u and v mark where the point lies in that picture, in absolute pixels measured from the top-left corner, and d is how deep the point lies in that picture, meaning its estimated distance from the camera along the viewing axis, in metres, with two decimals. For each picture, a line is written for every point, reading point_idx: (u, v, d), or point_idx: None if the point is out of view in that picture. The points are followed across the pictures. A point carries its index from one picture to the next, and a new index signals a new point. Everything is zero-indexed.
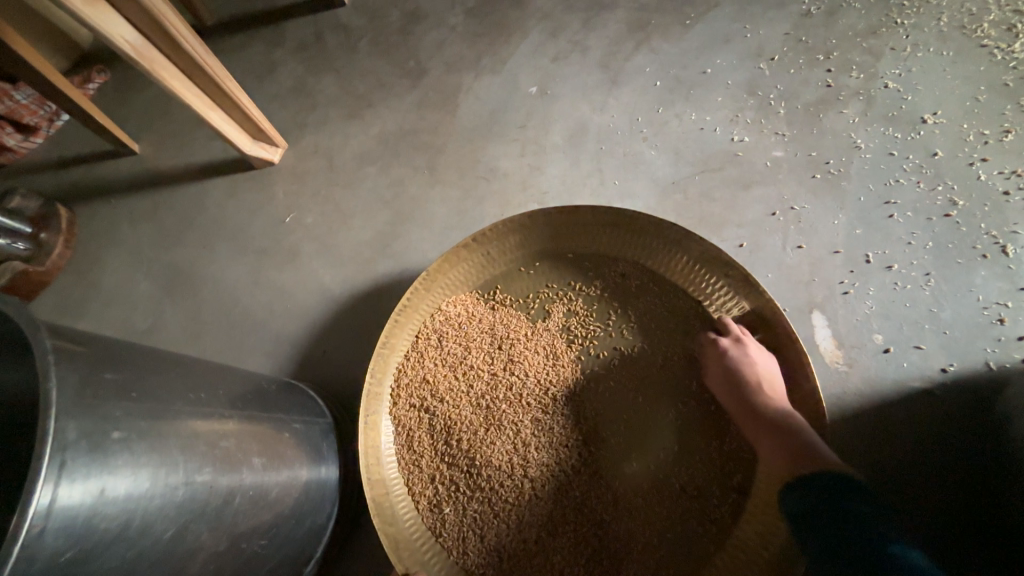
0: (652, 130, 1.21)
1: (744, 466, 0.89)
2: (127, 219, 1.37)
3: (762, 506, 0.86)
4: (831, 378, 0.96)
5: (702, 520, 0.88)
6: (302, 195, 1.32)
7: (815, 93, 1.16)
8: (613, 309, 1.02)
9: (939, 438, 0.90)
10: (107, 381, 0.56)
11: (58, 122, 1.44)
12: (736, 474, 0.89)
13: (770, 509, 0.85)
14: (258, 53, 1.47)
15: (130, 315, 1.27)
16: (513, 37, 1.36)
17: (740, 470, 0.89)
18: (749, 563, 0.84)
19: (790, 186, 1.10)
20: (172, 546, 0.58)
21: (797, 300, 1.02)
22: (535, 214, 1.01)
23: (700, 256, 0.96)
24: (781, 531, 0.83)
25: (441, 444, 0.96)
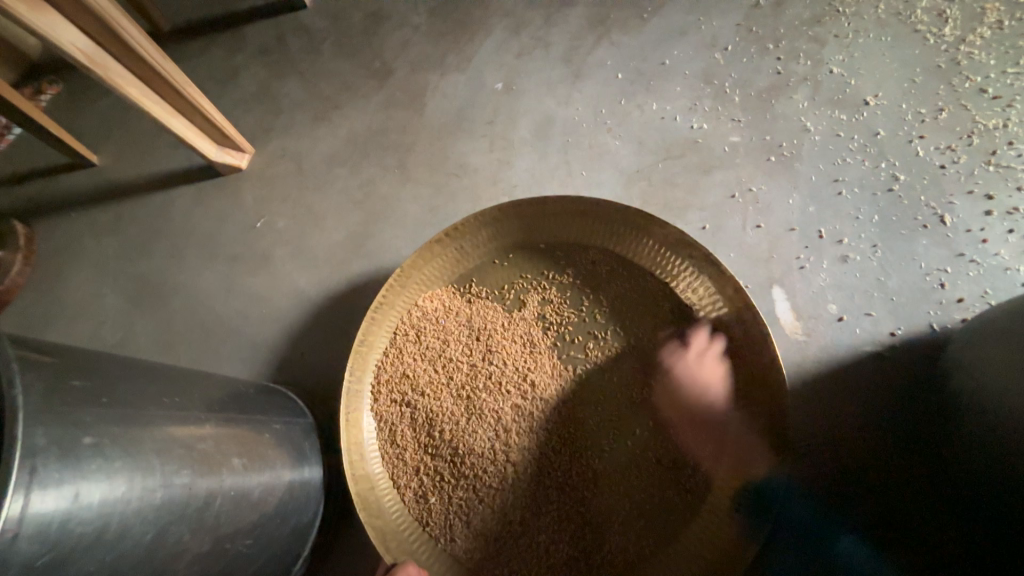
0: (616, 121, 1.25)
1: (715, 436, 0.93)
2: (88, 233, 1.33)
3: (733, 471, 0.91)
4: (791, 348, 1.02)
5: (678, 490, 0.92)
6: (272, 199, 1.31)
7: (767, 80, 1.22)
8: (585, 295, 1.05)
9: (876, 432, 0.95)
10: (76, 388, 0.56)
11: (8, 136, 1.41)
12: (708, 445, 0.93)
13: (740, 472, 0.90)
14: (219, 58, 1.45)
15: (98, 330, 1.24)
16: (477, 35, 1.38)
17: (712, 439, 0.93)
18: (724, 527, 0.88)
19: (747, 169, 1.15)
20: (153, 548, 0.58)
21: (758, 276, 1.07)
22: (505, 208, 1.04)
23: (664, 239, 1.00)
24: (751, 494, 0.87)
25: (424, 436, 0.97)
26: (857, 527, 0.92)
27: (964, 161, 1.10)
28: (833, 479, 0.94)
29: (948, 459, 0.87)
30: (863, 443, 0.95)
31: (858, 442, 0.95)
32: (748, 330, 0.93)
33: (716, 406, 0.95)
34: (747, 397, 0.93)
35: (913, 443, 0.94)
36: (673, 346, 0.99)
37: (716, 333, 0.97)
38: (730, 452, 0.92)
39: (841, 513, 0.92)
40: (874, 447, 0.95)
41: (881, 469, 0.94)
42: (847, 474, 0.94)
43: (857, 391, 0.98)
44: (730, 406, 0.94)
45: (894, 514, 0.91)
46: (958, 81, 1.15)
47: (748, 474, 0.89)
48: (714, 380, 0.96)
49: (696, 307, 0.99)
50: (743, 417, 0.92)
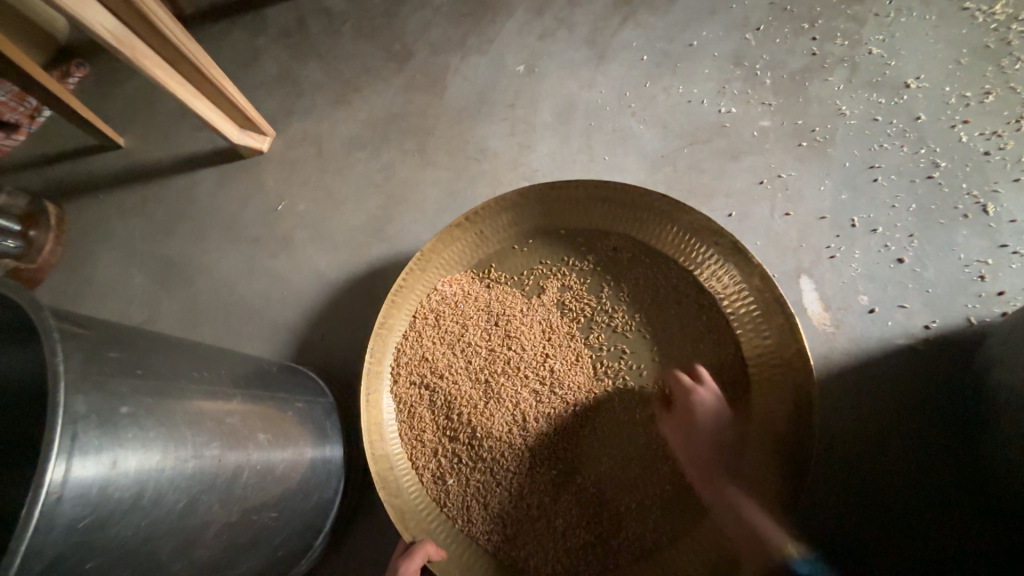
0: (640, 105, 1.21)
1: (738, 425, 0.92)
2: (116, 213, 1.36)
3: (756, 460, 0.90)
4: (819, 340, 0.99)
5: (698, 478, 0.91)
6: (293, 182, 1.32)
7: (801, 62, 1.17)
8: (605, 282, 1.04)
9: (909, 423, 0.93)
10: (112, 359, 0.57)
11: (39, 119, 1.43)
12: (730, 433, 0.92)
13: (764, 462, 0.89)
14: (241, 40, 1.45)
15: (126, 308, 1.28)
16: (499, 16, 1.35)
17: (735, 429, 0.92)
18: None
19: (777, 155, 1.11)
20: (185, 517, 0.59)
21: (786, 265, 1.04)
22: (526, 191, 1.02)
23: (689, 226, 0.97)
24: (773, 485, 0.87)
25: (442, 419, 0.98)
26: (894, 527, 0.89)
27: (1012, 147, 1.04)
28: (866, 476, 0.92)
29: (990, 451, 0.85)
30: (900, 438, 0.93)
31: (896, 437, 0.93)
32: (774, 321, 0.91)
33: (739, 396, 0.94)
34: (772, 387, 0.91)
35: (948, 435, 0.92)
36: (697, 334, 0.98)
37: (739, 323, 0.95)
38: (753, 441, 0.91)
39: (872, 509, 0.91)
40: (909, 445, 0.92)
41: (913, 461, 0.92)
42: (879, 473, 0.92)
43: (893, 387, 0.95)
44: (753, 397, 0.92)
45: (929, 512, 0.89)
46: (1007, 63, 1.09)
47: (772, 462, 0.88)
48: (736, 370, 0.94)
49: (720, 296, 0.97)
50: (766, 406, 0.91)
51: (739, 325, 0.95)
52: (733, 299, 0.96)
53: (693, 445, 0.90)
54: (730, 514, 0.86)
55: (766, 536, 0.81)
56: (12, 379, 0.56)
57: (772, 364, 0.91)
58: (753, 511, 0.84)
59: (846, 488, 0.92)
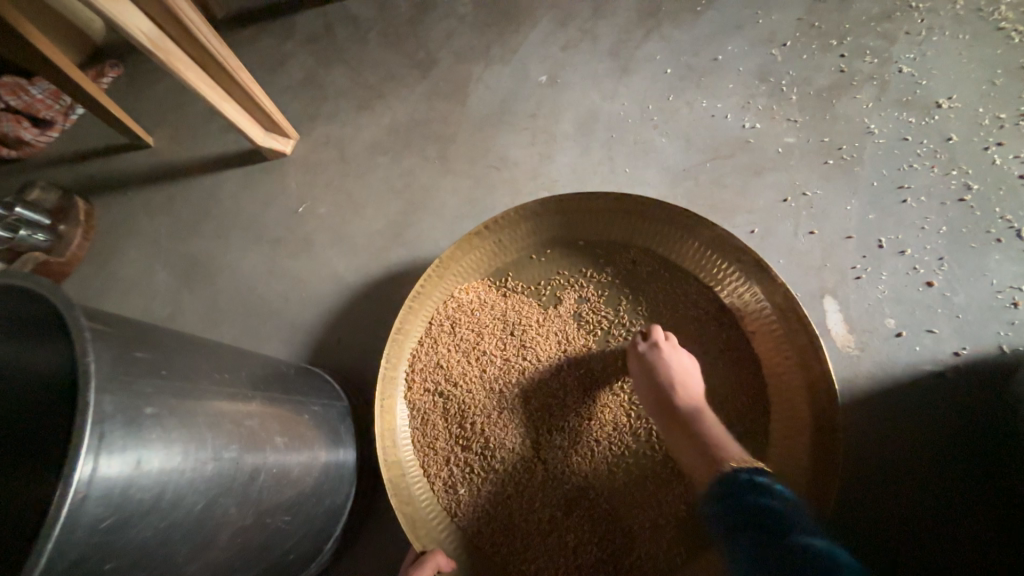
0: (663, 118, 1.21)
1: (756, 445, 0.91)
2: (143, 211, 1.39)
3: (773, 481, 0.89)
4: (843, 363, 0.96)
5: None
6: (315, 185, 1.34)
7: (828, 78, 1.16)
8: (624, 295, 1.03)
9: (936, 446, 0.90)
10: (139, 360, 0.58)
11: (72, 116, 1.46)
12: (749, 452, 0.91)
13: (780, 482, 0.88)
14: (269, 45, 1.48)
15: (148, 305, 1.30)
16: (523, 26, 1.37)
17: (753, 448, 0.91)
18: None
19: (802, 172, 1.10)
20: (203, 518, 0.60)
21: (810, 285, 1.02)
22: (548, 201, 1.02)
23: (710, 242, 0.97)
24: None
25: (455, 427, 0.97)
26: (921, 560, 0.86)
27: None
28: (890, 507, 0.89)
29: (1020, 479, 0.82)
30: (925, 462, 0.90)
31: (920, 461, 0.90)
32: (796, 341, 0.89)
33: (759, 417, 0.92)
34: (791, 407, 0.90)
35: (976, 460, 0.89)
36: (716, 351, 0.97)
37: (759, 342, 0.94)
38: (772, 462, 0.90)
39: (896, 533, 0.88)
40: (935, 476, 0.89)
41: (940, 485, 0.89)
42: (905, 504, 0.89)
43: (920, 416, 0.92)
44: (773, 416, 0.92)
45: (953, 539, 0.86)
46: None
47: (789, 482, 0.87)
48: (757, 390, 0.93)
49: (741, 313, 0.96)
50: (787, 426, 0.90)
51: (760, 343, 0.94)
52: (755, 316, 0.95)
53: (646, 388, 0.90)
54: (689, 447, 0.85)
55: (717, 454, 0.80)
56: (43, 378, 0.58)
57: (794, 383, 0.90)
58: (710, 436, 0.83)
59: (869, 518, 0.89)
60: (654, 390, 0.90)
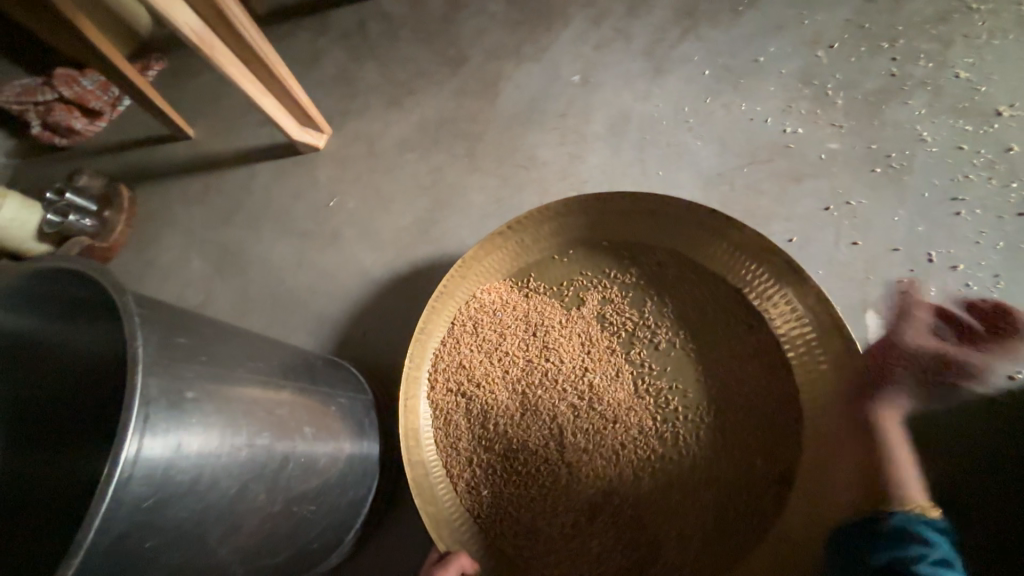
0: (698, 120, 1.18)
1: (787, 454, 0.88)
2: (181, 200, 1.44)
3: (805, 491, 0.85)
4: None
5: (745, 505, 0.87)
6: (345, 180, 1.36)
7: (877, 82, 1.11)
8: (648, 297, 1.01)
9: (979, 470, 0.87)
10: (180, 345, 0.60)
11: (119, 107, 1.53)
12: (781, 461, 0.88)
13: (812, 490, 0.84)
14: (305, 40, 1.51)
15: (183, 291, 1.35)
16: (556, 25, 1.35)
17: (784, 456, 0.88)
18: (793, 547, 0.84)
19: (845, 180, 1.05)
20: (235, 502, 0.61)
21: (850, 298, 0.98)
22: (572, 201, 1.01)
23: (739, 244, 0.94)
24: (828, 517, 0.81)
25: (478, 427, 0.97)
26: None
27: None
28: None
29: None
30: (966, 486, 0.87)
31: (962, 483, 0.87)
32: (830, 346, 0.86)
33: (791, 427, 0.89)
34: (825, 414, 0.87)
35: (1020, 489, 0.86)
36: (747, 354, 0.94)
37: (791, 345, 0.91)
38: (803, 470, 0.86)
39: None
40: (971, 502, 0.86)
41: (978, 512, 0.86)
42: (944, 531, 0.85)
43: (956, 437, 0.89)
44: (806, 424, 0.87)
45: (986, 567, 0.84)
46: None
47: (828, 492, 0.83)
48: (789, 399, 0.90)
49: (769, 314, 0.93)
50: (820, 434, 0.86)
51: (791, 346, 0.91)
52: (788, 323, 0.91)
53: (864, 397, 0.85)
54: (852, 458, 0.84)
55: (897, 490, 0.78)
56: (85, 353, 0.66)
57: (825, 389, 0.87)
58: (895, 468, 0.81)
59: None
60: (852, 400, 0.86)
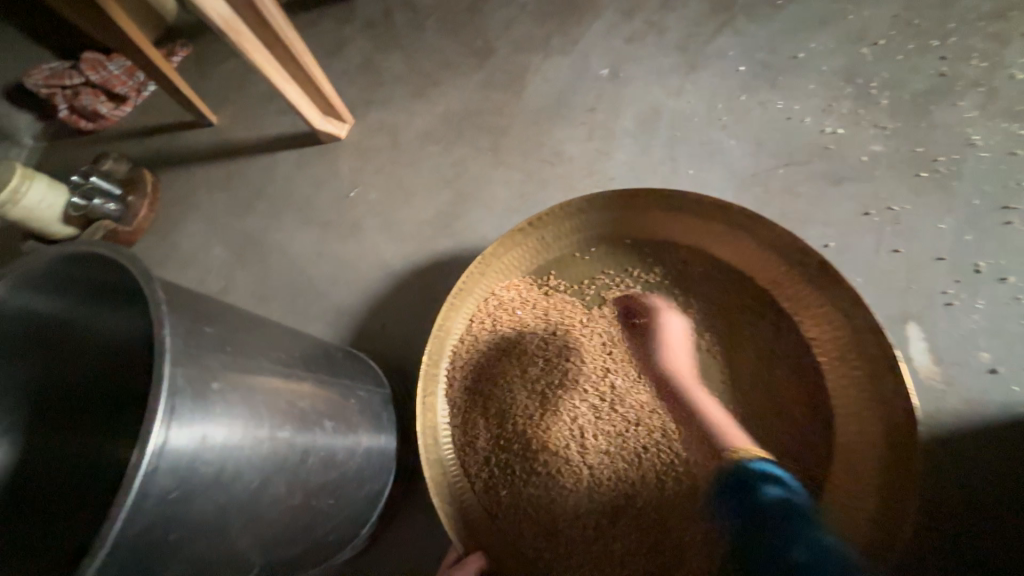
0: (732, 118, 1.14)
1: (818, 465, 0.84)
2: (203, 186, 1.44)
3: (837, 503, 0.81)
4: (926, 397, 0.88)
5: None
6: (367, 171, 1.35)
7: (926, 82, 1.06)
8: (672, 296, 0.98)
9: None
10: (206, 335, 0.59)
11: (144, 93, 1.54)
12: (810, 470, 0.84)
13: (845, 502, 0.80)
14: (329, 29, 1.49)
15: (204, 277, 1.35)
16: (586, 17, 1.32)
17: (814, 466, 0.84)
18: None
19: (888, 184, 1.01)
20: (257, 495, 0.60)
21: (891, 308, 0.93)
22: (595, 197, 0.98)
23: (768, 243, 0.91)
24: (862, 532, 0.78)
25: (496, 428, 0.96)
26: None
27: None
28: (973, 558, 0.80)
29: None
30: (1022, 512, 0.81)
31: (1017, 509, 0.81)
32: (868, 352, 0.81)
33: (819, 428, 0.85)
34: (859, 422, 0.82)
35: None
36: (776, 358, 0.90)
37: (822, 351, 0.87)
38: (835, 481, 0.82)
39: None
40: None
41: None
42: (988, 554, 0.80)
43: (1005, 455, 0.83)
44: (837, 431, 0.84)
45: None
46: None
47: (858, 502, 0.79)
48: (819, 404, 0.86)
49: (798, 316, 0.90)
50: (853, 444, 0.82)
51: (823, 351, 0.87)
52: (821, 327, 0.87)
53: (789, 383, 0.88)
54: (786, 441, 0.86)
55: (718, 439, 0.83)
56: (106, 338, 0.68)
57: (859, 396, 0.82)
58: (720, 416, 0.85)
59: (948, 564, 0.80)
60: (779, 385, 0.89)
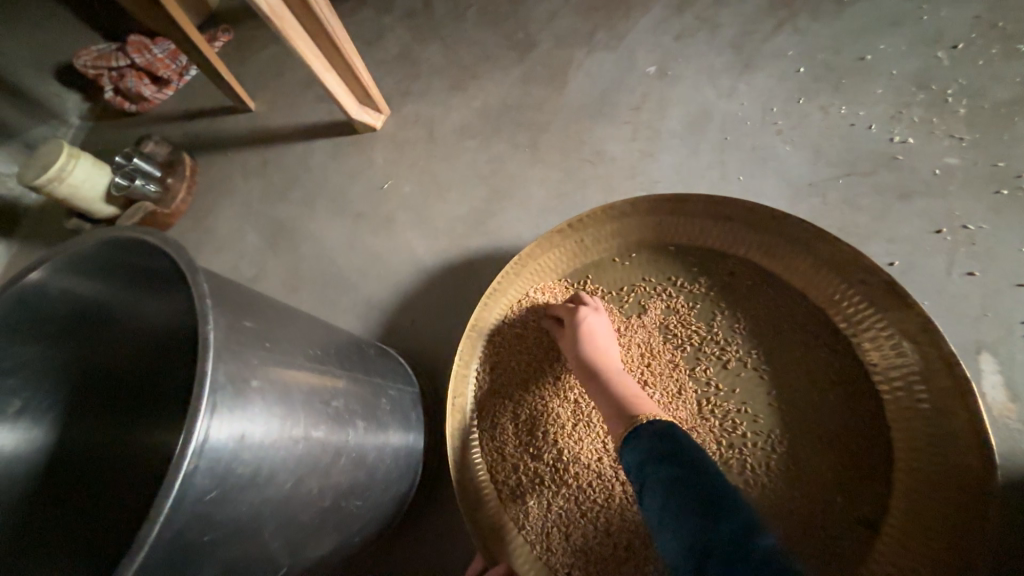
0: (789, 123, 1.07)
1: (873, 503, 0.78)
2: (240, 173, 1.45)
3: (894, 546, 0.75)
4: (998, 435, 0.81)
5: (823, 553, 0.77)
6: (402, 163, 1.33)
7: (1010, 91, 0.97)
8: (718, 309, 0.93)
9: None
10: (246, 329, 0.57)
11: (186, 77, 1.57)
12: (864, 507, 0.78)
13: (904, 546, 0.74)
14: (369, 18, 1.48)
15: (238, 263, 1.36)
16: (634, 11, 1.26)
17: (870, 502, 0.78)
18: None
19: (963, 201, 0.93)
20: (290, 496, 0.59)
21: (961, 336, 0.86)
22: (640, 201, 0.93)
23: (829, 259, 0.85)
24: None
25: (525, 434, 0.93)
26: None
27: None
28: None
29: None
30: None
31: None
32: (936, 384, 0.75)
33: (876, 462, 0.79)
34: (922, 458, 0.76)
35: None
36: (831, 382, 0.84)
37: (884, 379, 0.81)
38: (894, 523, 0.76)
39: None
40: None
41: None
42: None
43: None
44: (896, 467, 0.78)
45: None
46: None
47: (918, 547, 0.73)
48: (877, 434, 0.80)
49: (857, 340, 0.84)
50: (916, 485, 0.76)
51: (882, 376, 0.81)
52: (883, 352, 0.81)
53: (842, 406, 0.83)
54: (833, 467, 0.81)
55: (629, 405, 0.80)
56: (153, 325, 0.67)
57: (923, 432, 0.76)
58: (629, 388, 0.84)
59: None
60: (830, 406, 0.83)
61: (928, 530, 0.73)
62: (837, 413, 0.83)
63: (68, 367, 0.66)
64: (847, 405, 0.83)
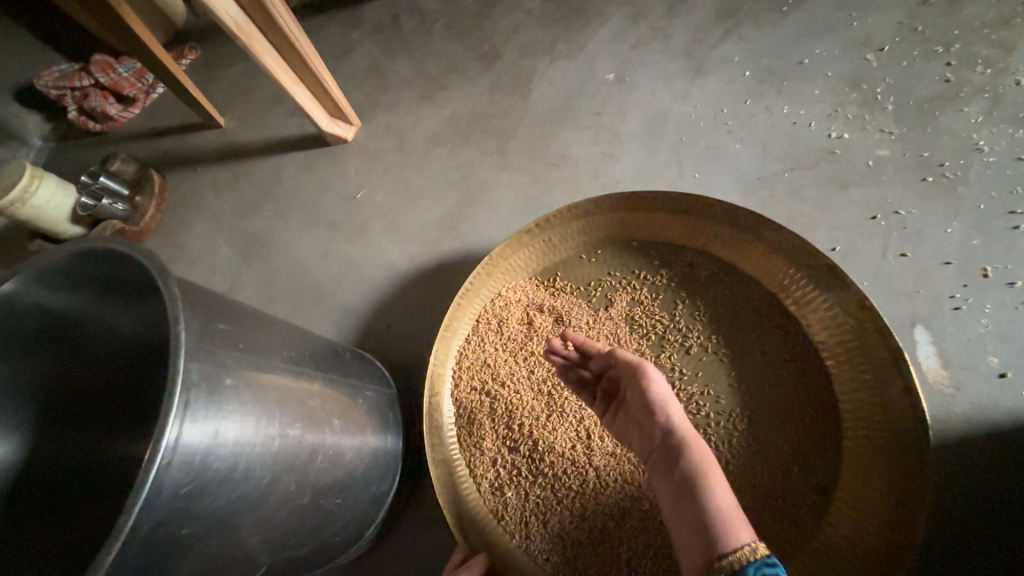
0: (738, 123, 1.14)
1: (826, 470, 0.83)
2: (211, 187, 1.45)
3: (846, 508, 0.80)
4: (935, 401, 0.88)
5: (782, 520, 0.82)
6: (374, 173, 1.35)
7: (931, 88, 1.06)
8: (679, 299, 0.98)
9: None
10: (220, 331, 0.59)
11: (152, 95, 1.54)
12: (818, 474, 0.83)
13: (854, 509, 0.79)
14: (337, 33, 1.51)
15: (210, 277, 1.35)
16: (592, 23, 1.33)
17: (823, 468, 0.83)
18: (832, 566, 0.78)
19: (895, 189, 1.01)
20: (267, 492, 0.60)
21: (897, 312, 0.94)
22: (602, 200, 0.98)
23: (778, 246, 0.91)
24: (870, 535, 0.77)
25: (502, 428, 0.95)
26: None
27: None
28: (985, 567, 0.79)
29: None
30: None
31: None
32: (875, 356, 0.82)
33: (829, 433, 0.85)
34: (868, 425, 0.82)
35: None
36: (784, 361, 0.90)
37: (831, 355, 0.87)
38: (846, 487, 0.81)
39: None
40: None
41: None
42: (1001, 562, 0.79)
43: (1016, 459, 0.83)
44: (846, 436, 0.84)
45: None
46: None
47: (868, 507, 0.78)
48: (827, 406, 0.86)
49: (806, 321, 0.90)
50: (864, 451, 0.81)
51: (829, 353, 0.87)
52: (829, 330, 0.87)
53: (796, 383, 0.88)
54: (789, 439, 0.86)
55: (716, 530, 0.58)
56: (124, 337, 0.67)
57: (866, 401, 0.82)
58: (723, 499, 0.62)
59: (957, 570, 0.79)
60: (785, 384, 0.89)
61: (875, 492, 0.79)
62: (790, 390, 0.88)
63: (33, 381, 0.66)
64: (800, 383, 0.88)
